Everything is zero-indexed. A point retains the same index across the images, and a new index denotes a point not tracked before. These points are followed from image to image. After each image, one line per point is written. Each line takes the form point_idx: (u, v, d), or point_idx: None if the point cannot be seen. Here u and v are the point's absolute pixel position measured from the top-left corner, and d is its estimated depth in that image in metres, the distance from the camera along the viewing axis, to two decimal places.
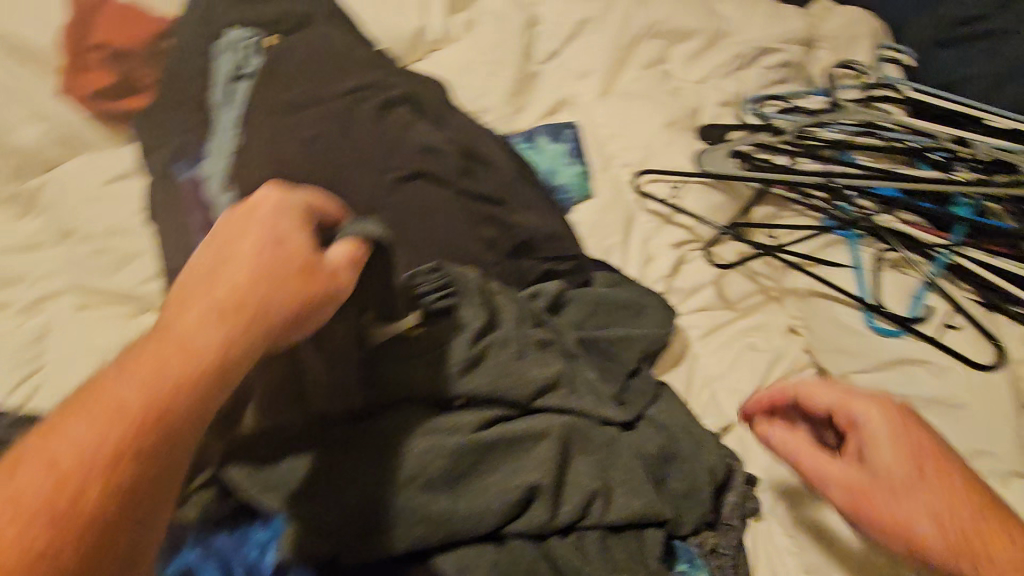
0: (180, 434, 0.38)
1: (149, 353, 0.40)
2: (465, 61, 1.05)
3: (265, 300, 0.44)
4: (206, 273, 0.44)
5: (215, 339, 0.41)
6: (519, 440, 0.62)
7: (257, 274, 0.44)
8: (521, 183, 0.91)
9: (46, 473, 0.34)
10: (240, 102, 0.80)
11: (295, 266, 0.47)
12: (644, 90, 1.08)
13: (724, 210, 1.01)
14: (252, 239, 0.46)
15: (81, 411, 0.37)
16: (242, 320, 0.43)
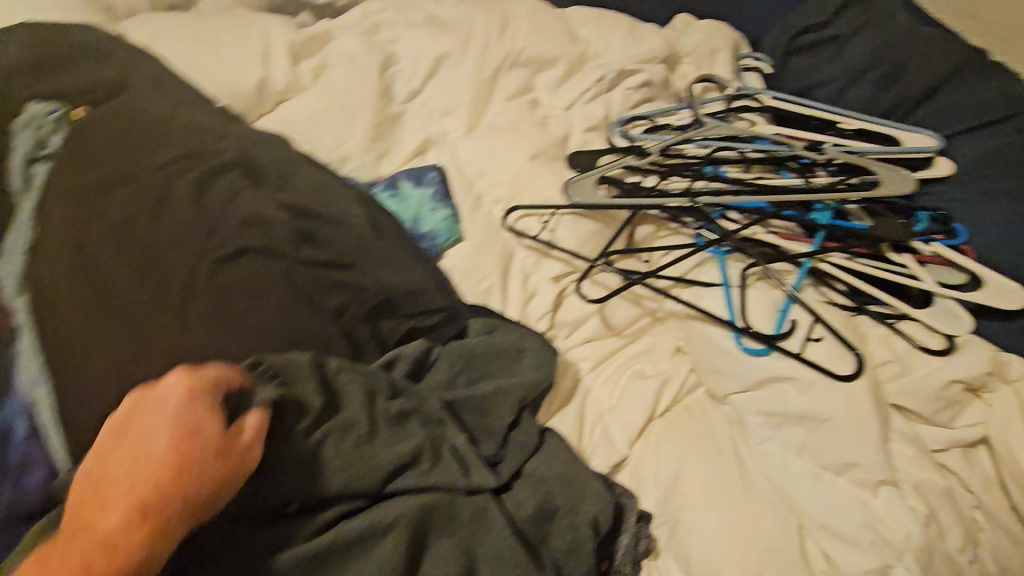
0: None
1: (66, 544, 0.46)
2: (317, 110, 1.00)
3: (170, 484, 0.49)
4: (124, 451, 0.51)
5: (126, 529, 0.47)
6: (365, 538, 0.60)
7: (164, 455, 0.50)
8: (378, 238, 0.86)
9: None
10: (38, 190, 0.73)
11: (200, 454, 0.51)
12: (509, 122, 1.06)
13: (597, 239, 0.99)
14: (165, 409, 0.53)
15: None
16: (152, 505, 0.48)
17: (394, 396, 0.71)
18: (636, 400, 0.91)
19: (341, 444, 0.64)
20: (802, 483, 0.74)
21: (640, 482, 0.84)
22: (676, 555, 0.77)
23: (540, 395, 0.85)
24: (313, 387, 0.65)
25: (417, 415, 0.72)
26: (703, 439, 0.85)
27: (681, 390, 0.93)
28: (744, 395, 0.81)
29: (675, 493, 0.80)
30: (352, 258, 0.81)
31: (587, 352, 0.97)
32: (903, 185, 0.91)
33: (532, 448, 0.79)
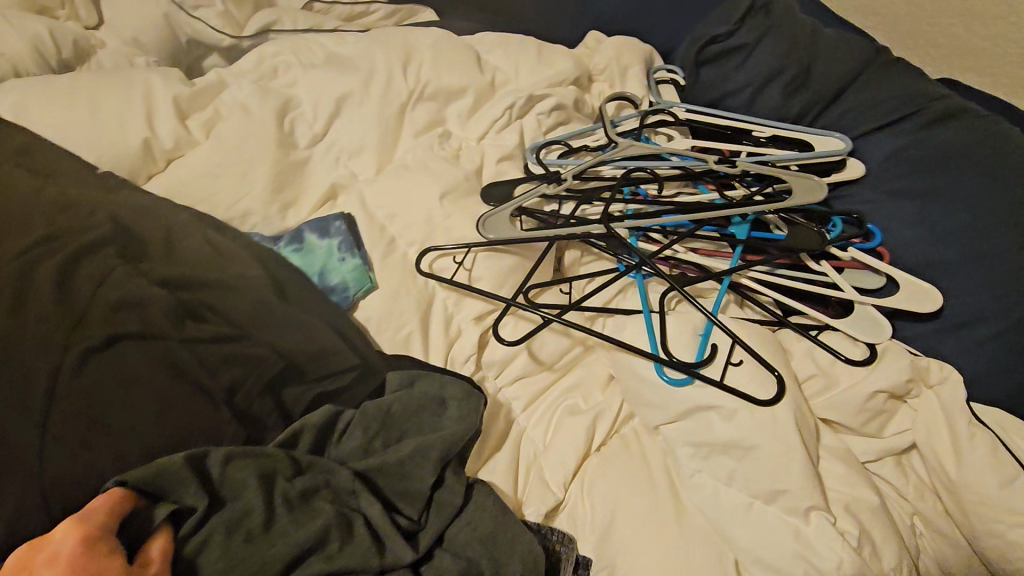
0: None
1: None
2: (211, 166, 0.96)
3: None
4: None
5: None
6: None
7: None
8: (279, 299, 0.82)
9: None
10: None
11: None
12: (418, 160, 1.02)
13: (517, 272, 0.96)
14: (68, 557, 0.51)
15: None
16: None
17: (296, 470, 0.68)
18: (569, 438, 0.87)
19: (237, 537, 0.61)
20: (734, 515, 0.71)
21: (577, 526, 0.81)
22: None
23: (467, 447, 0.80)
24: (193, 489, 0.61)
25: (323, 489, 0.69)
26: (637, 472, 0.82)
27: (616, 422, 0.90)
28: (673, 425, 0.77)
29: (612, 536, 0.77)
30: (247, 326, 0.76)
31: (517, 392, 0.93)
32: (816, 192, 0.90)
33: (458, 508, 0.74)
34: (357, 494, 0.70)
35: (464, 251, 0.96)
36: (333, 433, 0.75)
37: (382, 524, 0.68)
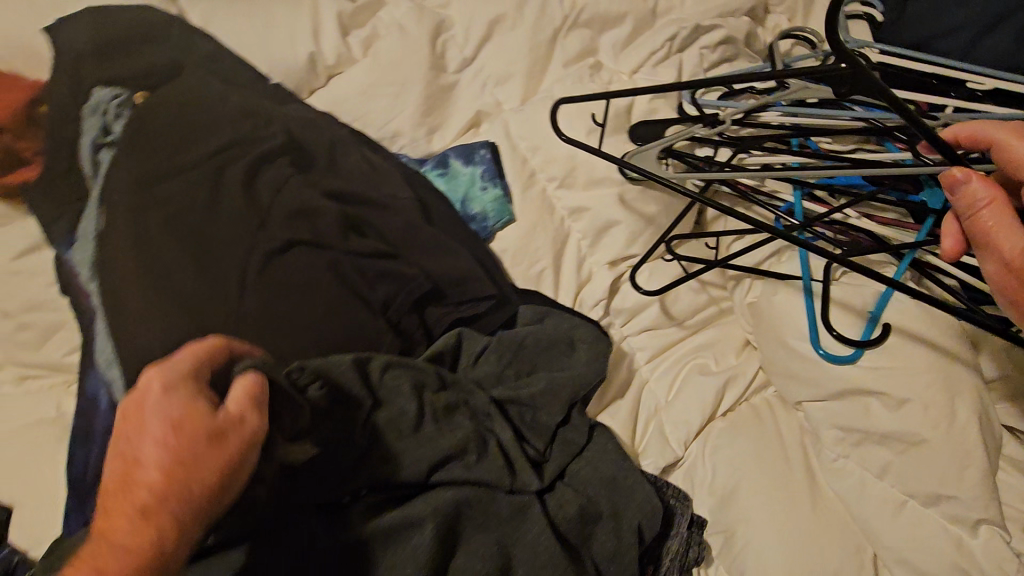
0: None
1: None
2: (368, 84, 0.97)
3: (172, 497, 0.43)
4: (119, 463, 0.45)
5: (125, 549, 0.41)
6: (406, 527, 0.58)
7: (165, 459, 0.44)
8: (425, 221, 0.83)
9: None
10: (103, 182, 0.75)
11: (190, 446, 0.45)
12: (567, 91, 0.98)
13: (657, 222, 0.91)
14: (150, 406, 0.46)
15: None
16: (152, 521, 0.42)
17: (440, 385, 0.70)
18: (696, 397, 0.84)
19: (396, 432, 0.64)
20: (882, 511, 0.66)
21: (694, 487, 0.79)
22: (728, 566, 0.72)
23: (592, 390, 0.80)
24: (359, 387, 0.64)
25: (465, 408, 0.71)
26: (766, 441, 0.78)
27: (748, 389, 0.85)
28: (820, 404, 0.73)
29: (734, 502, 0.75)
30: (396, 245, 0.79)
31: (643, 343, 0.91)
32: None
33: (581, 446, 0.75)
34: (488, 419, 0.71)
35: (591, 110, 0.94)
36: (466, 355, 0.77)
37: (512, 447, 0.68)
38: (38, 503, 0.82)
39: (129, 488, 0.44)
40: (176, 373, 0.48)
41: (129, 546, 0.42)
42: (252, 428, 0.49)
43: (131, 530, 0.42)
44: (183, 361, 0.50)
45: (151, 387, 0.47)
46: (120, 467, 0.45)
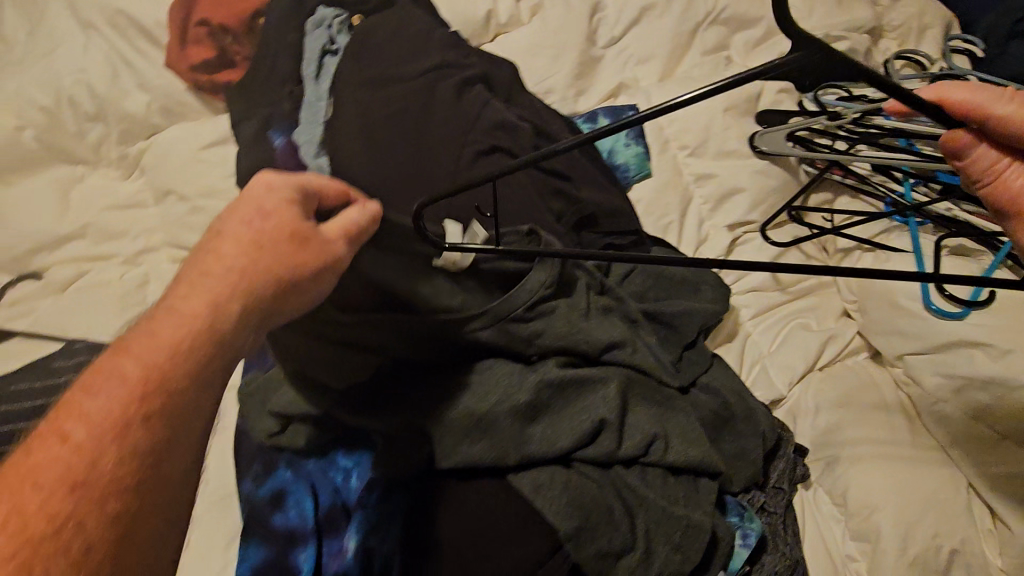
0: (156, 425, 0.46)
1: (157, 324, 0.49)
2: (531, 45, 1.12)
3: (247, 282, 0.53)
4: (211, 246, 0.54)
5: (200, 306, 0.51)
6: (587, 381, 0.66)
7: (254, 245, 0.54)
8: (584, 158, 0.96)
9: (63, 442, 0.42)
10: (331, 78, 0.88)
11: (271, 247, 0.54)
12: (704, 75, 1.10)
13: (780, 193, 1.02)
14: (248, 203, 0.56)
15: (93, 384, 0.46)
16: (230, 296, 0.52)
17: (602, 287, 0.81)
18: (799, 348, 0.94)
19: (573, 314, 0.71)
20: (976, 444, 0.77)
21: (796, 420, 0.89)
22: (830, 488, 0.82)
23: (714, 325, 0.91)
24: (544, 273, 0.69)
25: (620, 312, 0.79)
26: (866, 390, 0.88)
27: (845, 349, 0.95)
28: (925, 356, 0.84)
29: (837, 434, 0.85)
30: (565, 173, 0.91)
31: (750, 300, 1.02)
32: None
33: (708, 366, 0.83)
34: (638, 327, 0.80)
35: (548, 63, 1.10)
36: (616, 275, 0.89)
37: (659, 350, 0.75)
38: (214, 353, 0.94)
39: (215, 258, 0.53)
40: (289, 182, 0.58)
41: (198, 301, 0.51)
42: (336, 250, 0.58)
43: (204, 288, 0.52)
44: (298, 178, 0.59)
45: (261, 184, 0.57)
46: (212, 240, 0.55)
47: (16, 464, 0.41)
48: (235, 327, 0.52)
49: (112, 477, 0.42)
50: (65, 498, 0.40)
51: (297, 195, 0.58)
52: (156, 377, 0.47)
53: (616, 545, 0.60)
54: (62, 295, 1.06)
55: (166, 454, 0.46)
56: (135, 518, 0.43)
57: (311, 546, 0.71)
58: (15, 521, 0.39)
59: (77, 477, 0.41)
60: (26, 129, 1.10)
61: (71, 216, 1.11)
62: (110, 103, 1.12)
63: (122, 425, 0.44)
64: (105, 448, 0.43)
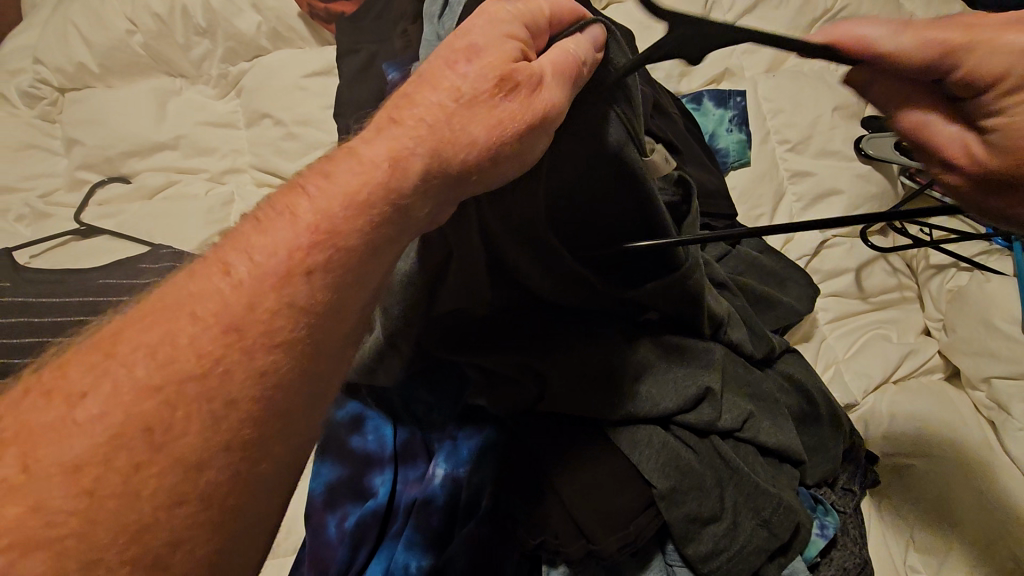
0: (309, 291, 0.42)
1: (330, 175, 0.45)
2: (643, 19, 1.13)
3: (432, 142, 0.45)
4: (418, 84, 0.48)
5: (380, 161, 0.45)
6: (693, 345, 0.66)
7: (461, 91, 0.46)
8: (690, 137, 0.95)
9: (226, 277, 0.41)
10: (456, 16, 0.86)
11: (475, 91, 0.46)
12: (815, 71, 1.08)
13: (878, 201, 1.00)
14: (474, 33, 0.48)
15: (263, 227, 0.43)
16: (408, 151, 0.45)
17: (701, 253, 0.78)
18: (879, 358, 0.91)
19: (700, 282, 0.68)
20: None
21: (868, 428, 0.87)
22: (898, 500, 0.81)
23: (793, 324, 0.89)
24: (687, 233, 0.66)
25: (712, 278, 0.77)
26: (946, 408, 0.85)
27: (925, 365, 0.91)
28: (1014, 381, 0.82)
29: (912, 446, 0.83)
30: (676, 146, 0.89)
31: (831, 304, 0.98)
32: None
33: (785, 349, 0.80)
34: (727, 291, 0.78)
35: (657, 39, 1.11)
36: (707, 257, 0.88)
37: (753, 320, 0.75)
38: None
39: (409, 98, 0.47)
40: (513, 11, 0.50)
41: (376, 152, 0.45)
42: (546, 98, 0.47)
43: (391, 138, 0.45)
44: (523, 7, 0.50)
45: (483, 17, 0.49)
46: (414, 80, 0.48)
47: (176, 295, 0.40)
48: (413, 189, 0.45)
49: (265, 329, 0.40)
50: (217, 341, 0.38)
51: (517, 27, 0.49)
52: (326, 231, 0.43)
53: (704, 511, 0.60)
54: (149, 201, 1.08)
55: (312, 331, 0.41)
56: (281, 381, 0.40)
57: (388, 471, 0.73)
58: (171, 353, 0.37)
59: (228, 322, 0.39)
60: (136, 34, 1.17)
61: (165, 123, 1.13)
62: (222, 21, 1.15)
63: (286, 274, 0.41)
64: (259, 297, 0.40)
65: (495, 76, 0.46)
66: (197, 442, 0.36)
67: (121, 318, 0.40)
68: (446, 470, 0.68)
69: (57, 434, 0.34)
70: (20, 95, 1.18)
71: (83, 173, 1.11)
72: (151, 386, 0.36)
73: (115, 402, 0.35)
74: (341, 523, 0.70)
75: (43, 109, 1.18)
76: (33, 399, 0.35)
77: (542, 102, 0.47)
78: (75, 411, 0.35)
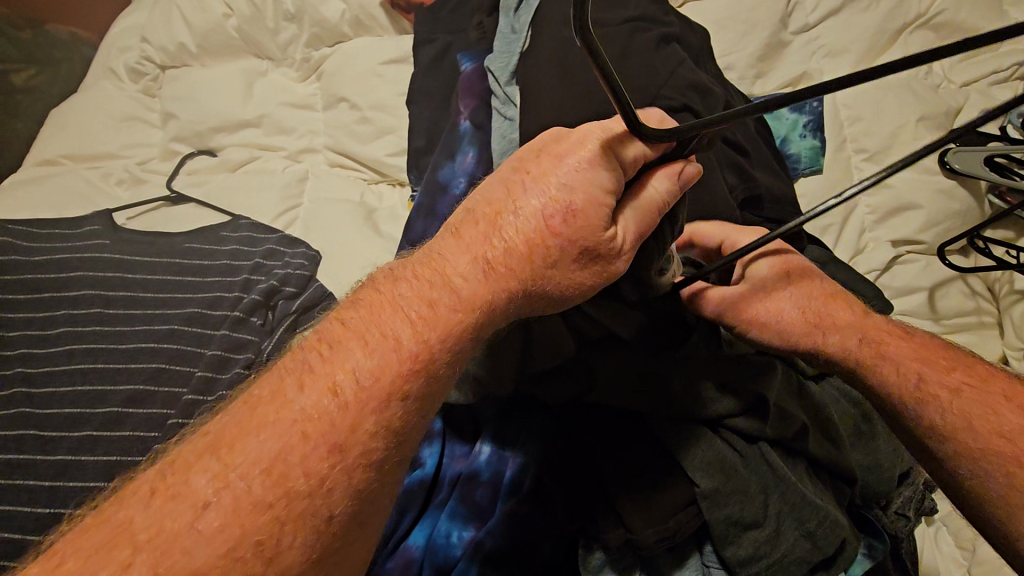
0: (406, 414, 0.47)
1: (425, 301, 0.49)
2: (721, 18, 1.10)
3: (513, 287, 0.51)
4: (511, 216, 0.51)
5: (478, 294, 0.50)
6: (767, 366, 0.66)
7: (545, 242, 0.51)
8: (763, 141, 0.93)
9: (336, 397, 0.45)
10: (531, 10, 0.91)
11: (557, 242, 0.51)
12: (901, 78, 1.03)
13: (961, 219, 0.95)
14: (564, 180, 0.51)
15: (367, 340, 0.47)
16: (491, 290, 0.50)
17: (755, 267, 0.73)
18: None
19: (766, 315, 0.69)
20: None
21: None
22: (957, 531, 0.78)
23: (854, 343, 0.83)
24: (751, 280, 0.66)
25: None
26: None
27: None
28: None
29: None
30: (747, 149, 0.88)
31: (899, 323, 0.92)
32: None
33: None
34: None
35: (735, 40, 1.09)
36: None
37: None
38: (362, 252, 1.01)
39: (497, 228, 0.52)
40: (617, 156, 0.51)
41: (475, 287, 0.50)
42: (617, 264, 0.53)
43: (479, 273, 0.50)
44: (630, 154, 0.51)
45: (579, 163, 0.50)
46: (497, 207, 0.53)
47: (287, 406, 0.45)
48: (491, 320, 0.51)
49: (362, 453, 0.45)
50: (325, 460, 0.44)
51: (618, 171, 0.51)
52: (423, 356, 0.48)
53: (745, 517, 0.59)
54: (232, 174, 1.15)
55: (397, 453, 0.47)
56: (368, 495, 0.46)
57: (435, 445, 0.75)
58: (280, 472, 0.43)
59: (333, 442, 0.44)
60: (231, 18, 1.26)
61: (250, 102, 1.21)
62: (309, 8, 1.22)
63: (385, 398, 0.46)
64: (361, 420, 0.45)
65: (577, 250, 0.51)
66: (299, 556, 0.42)
67: (229, 417, 0.45)
68: (492, 450, 0.70)
69: (177, 547, 0.39)
70: (127, 70, 1.29)
71: (176, 145, 1.20)
72: (265, 503, 0.41)
73: (230, 518, 0.41)
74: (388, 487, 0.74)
75: (145, 84, 1.29)
76: (159, 503, 0.41)
77: (612, 271, 0.53)
78: (199, 521, 0.40)
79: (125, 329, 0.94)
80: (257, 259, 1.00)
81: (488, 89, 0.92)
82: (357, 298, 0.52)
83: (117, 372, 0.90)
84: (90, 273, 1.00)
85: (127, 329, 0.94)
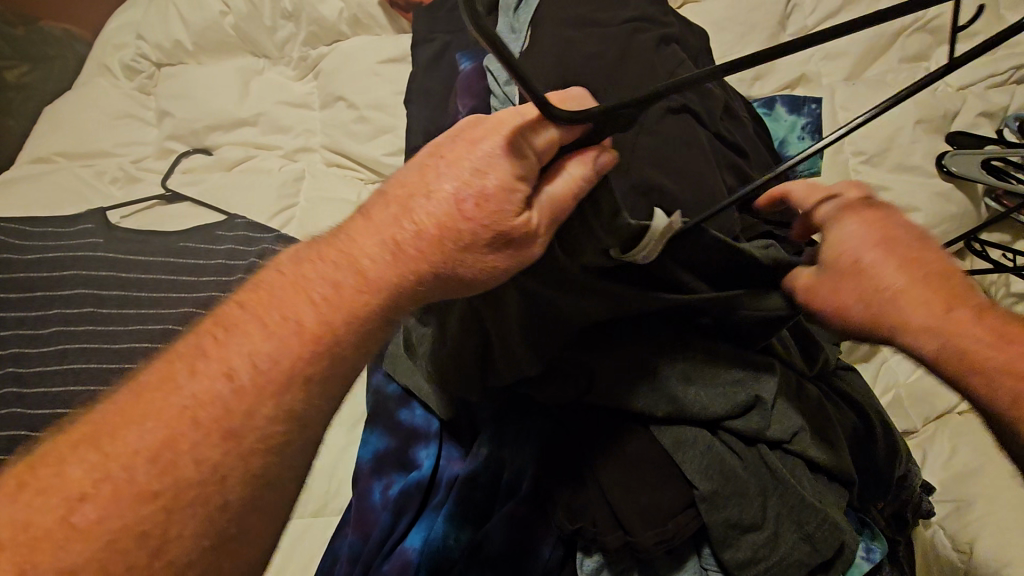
0: (305, 398, 0.48)
1: (326, 288, 0.49)
2: (719, 19, 1.10)
3: (421, 275, 0.49)
4: (417, 202, 0.49)
5: (382, 280, 0.49)
6: (759, 365, 0.65)
7: (454, 229, 0.48)
8: (762, 143, 0.93)
9: (229, 382, 0.46)
10: (532, 9, 0.89)
11: (465, 227, 0.47)
12: (898, 81, 1.04)
13: (958, 222, 0.96)
14: (475, 163, 0.47)
15: (267, 322, 0.48)
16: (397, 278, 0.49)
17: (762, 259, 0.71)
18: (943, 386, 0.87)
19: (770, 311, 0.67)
20: None
21: (924, 458, 0.84)
22: (953, 533, 0.77)
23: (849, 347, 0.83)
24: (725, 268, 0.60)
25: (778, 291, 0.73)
26: None
27: None
28: None
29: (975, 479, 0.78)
30: (746, 151, 0.87)
31: None
32: None
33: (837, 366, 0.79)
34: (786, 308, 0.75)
35: (733, 41, 1.09)
36: None
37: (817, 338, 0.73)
38: None
39: (404, 214, 0.49)
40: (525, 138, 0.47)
41: (380, 272, 0.49)
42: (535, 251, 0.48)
43: (384, 262, 0.49)
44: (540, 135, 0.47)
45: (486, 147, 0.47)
46: (405, 191, 0.50)
47: (173, 393, 0.46)
48: (400, 307, 0.50)
49: (256, 437, 0.46)
50: (214, 446, 0.45)
51: (529, 157, 0.47)
52: (325, 337, 0.48)
53: (744, 519, 0.59)
54: (229, 173, 1.14)
55: (299, 434, 0.48)
56: (266, 476, 0.47)
57: (431, 446, 0.75)
58: (164, 461, 0.43)
59: (219, 429, 0.45)
60: (228, 16, 1.25)
61: (247, 101, 1.20)
62: (307, 6, 1.21)
63: (287, 382, 0.47)
64: (257, 405, 0.46)
65: (489, 235, 0.47)
66: (187, 540, 0.43)
67: (114, 404, 0.46)
68: (490, 451, 0.70)
69: (55, 539, 0.40)
70: (122, 67, 1.28)
71: (170, 143, 1.19)
72: (150, 492, 0.42)
73: (108, 508, 0.42)
74: (385, 490, 0.74)
75: (140, 82, 1.28)
76: (35, 495, 0.42)
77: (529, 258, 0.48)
78: (73, 513, 0.41)
79: (118, 328, 0.93)
80: (253, 259, 0.99)
81: (486, 88, 0.91)
82: (260, 276, 0.52)
83: (109, 371, 0.89)
84: (83, 272, 0.99)
85: (121, 329, 0.93)
